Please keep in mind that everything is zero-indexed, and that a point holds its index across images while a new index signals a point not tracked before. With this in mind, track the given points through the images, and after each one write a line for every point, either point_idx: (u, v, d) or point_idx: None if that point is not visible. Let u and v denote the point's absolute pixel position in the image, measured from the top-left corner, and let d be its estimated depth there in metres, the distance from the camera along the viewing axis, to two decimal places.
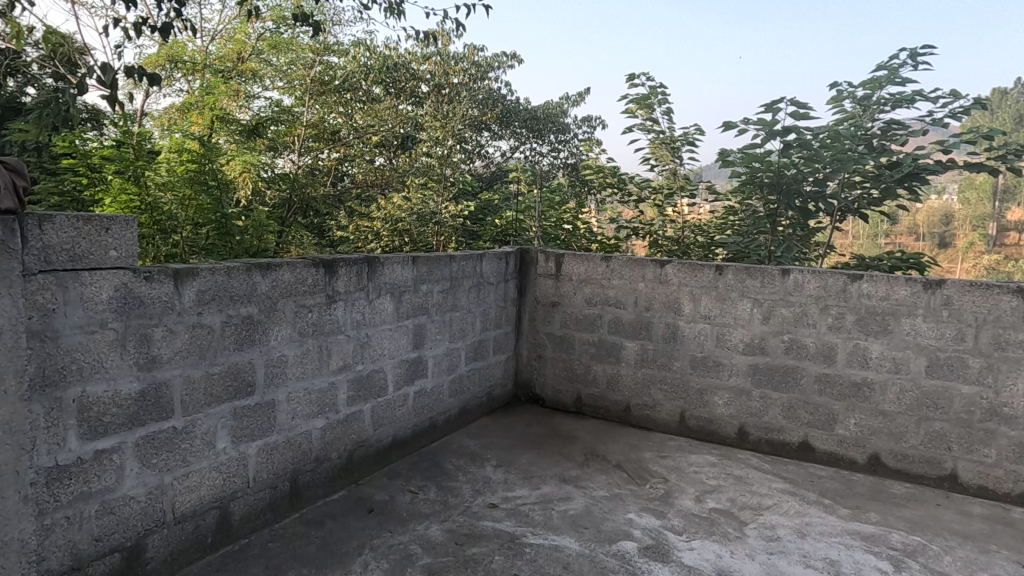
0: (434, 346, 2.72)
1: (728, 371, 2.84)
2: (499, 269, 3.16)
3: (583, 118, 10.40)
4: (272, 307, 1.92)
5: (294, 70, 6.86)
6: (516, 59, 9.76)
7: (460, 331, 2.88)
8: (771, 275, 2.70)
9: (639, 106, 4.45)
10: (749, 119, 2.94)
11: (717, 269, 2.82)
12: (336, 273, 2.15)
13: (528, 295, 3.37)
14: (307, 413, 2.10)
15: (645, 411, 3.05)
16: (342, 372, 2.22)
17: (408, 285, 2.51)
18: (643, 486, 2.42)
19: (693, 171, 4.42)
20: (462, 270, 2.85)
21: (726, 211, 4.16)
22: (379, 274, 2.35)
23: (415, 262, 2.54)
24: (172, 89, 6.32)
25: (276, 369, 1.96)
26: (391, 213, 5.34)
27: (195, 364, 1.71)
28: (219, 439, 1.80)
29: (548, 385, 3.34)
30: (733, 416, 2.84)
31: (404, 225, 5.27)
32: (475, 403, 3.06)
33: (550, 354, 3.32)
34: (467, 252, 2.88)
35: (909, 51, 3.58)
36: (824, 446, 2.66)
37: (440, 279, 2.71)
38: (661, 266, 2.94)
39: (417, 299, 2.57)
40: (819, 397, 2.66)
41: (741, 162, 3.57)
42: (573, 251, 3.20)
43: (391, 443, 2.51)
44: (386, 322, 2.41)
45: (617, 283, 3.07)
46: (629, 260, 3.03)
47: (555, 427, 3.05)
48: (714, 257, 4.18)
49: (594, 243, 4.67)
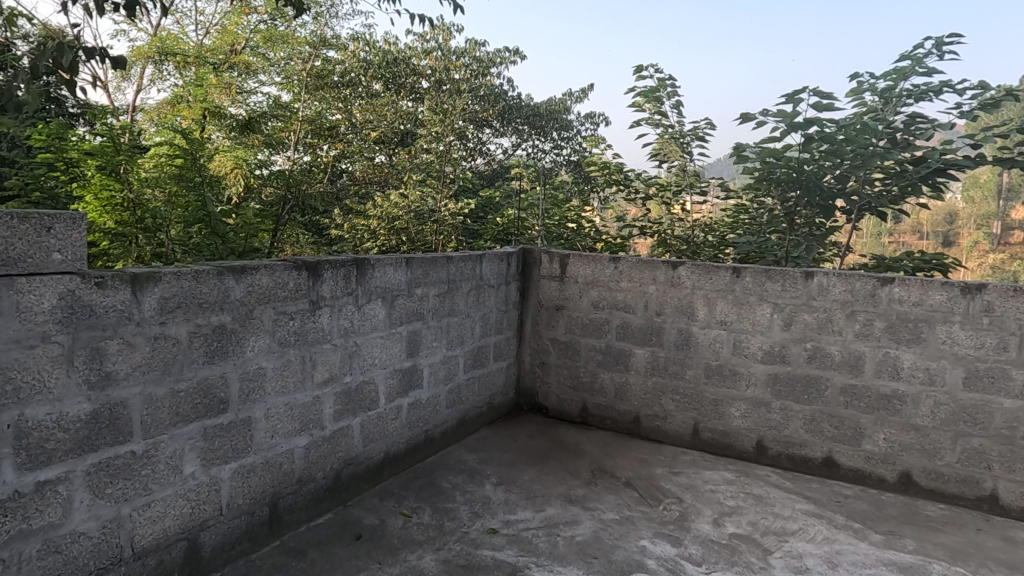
0: (430, 354, 2.53)
1: (745, 381, 2.65)
2: (500, 271, 2.97)
3: (586, 115, 10.21)
4: (248, 315, 1.74)
5: (292, 65, 6.71)
6: (518, 55, 9.59)
7: (458, 338, 2.69)
8: (793, 278, 2.51)
9: (647, 100, 4.26)
10: (769, 111, 2.74)
11: (735, 271, 2.63)
12: (320, 277, 1.96)
13: (531, 299, 3.18)
14: (289, 430, 1.91)
15: (655, 422, 2.86)
16: (328, 384, 2.03)
17: (401, 289, 2.32)
18: (656, 507, 2.23)
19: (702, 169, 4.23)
20: (460, 273, 2.66)
21: (737, 209, 4.01)
22: (369, 276, 2.16)
23: (410, 264, 2.35)
24: (164, 82, 6.15)
25: (253, 383, 1.78)
26: (387, 211, 5.17)
27: (158, 381, 1.52)
28: (186, 463, 1.61)
29: (552, 394, 3.16)
30: (751, 429, 2.65)
31: (403, 223, 5.09)
32: (474, 414, 2.87)
33: (554, 361, 3.13)
34: (466, 253, 2.69)
35: (934, 40, 3.38)
36: (850, 462, 2.47)
37: (437, 282, 2.52)
38: (674, 268, 2.75)
39: (412, 303, 2.38)
40: (845, 410, 2.47)
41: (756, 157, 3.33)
42: (579, 252, 3.01)
43: (383, 460, 2.32)
44: (377, 330, 2.23)
45: (626, 286, 2.87)
46: (639, 262, 2.83)
47: (559, 440, 2.86)
48: (723, 257, 4.00)
49: (599, 243, 4.45)
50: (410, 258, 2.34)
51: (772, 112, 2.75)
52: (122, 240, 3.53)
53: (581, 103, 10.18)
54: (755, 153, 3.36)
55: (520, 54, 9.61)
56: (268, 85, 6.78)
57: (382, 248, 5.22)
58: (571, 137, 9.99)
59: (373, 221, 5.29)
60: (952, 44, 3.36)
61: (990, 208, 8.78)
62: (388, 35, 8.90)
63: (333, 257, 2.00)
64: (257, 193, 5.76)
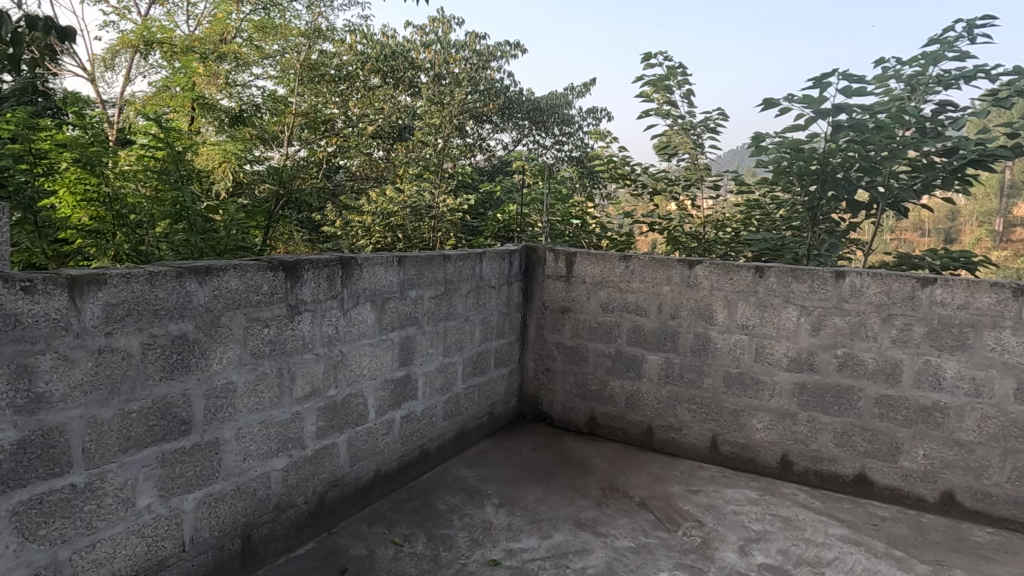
0: (425, 362, 2.31)
1: (769, 390, 2.43)
2: (502, 270, 2.76)
3: (588, 110, 9.97)
4: (214, 322, 1.52)
5: (286, 58, 6.53)
6: (519, 48, 9.38)
7: (456, 344, 2.47)
8: (823, 278, 2.29)
9: (656, 89, 4.04)
10: (795, 96, 2.51)
11: (758, 271, 2.41)
12: (300, 278, 1.74)
13: (534, 300, 2.96)
14: (265, 452, 1.69)
15: (669, 434, 2.65)
16: (309, 399, 1.82)
17: (393, 291, 2.10)
18: (674, 533, 2.01)
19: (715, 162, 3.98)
20: (459, 273, 2.44)
21: (749, 206, 3.78)
22: (356, 278, 1.94)
23: (402, 264, 2.13)
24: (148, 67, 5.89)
25: (220, 400, 1.56)
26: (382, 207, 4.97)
27: (104, 402, 1.30)
28: (140, 495, 1.39)
29: (558, 402, 2.94)
30: (775, 443, 2.44)
31: (398, 219, 4.89)
32: (473, 425, 2.66)
33: (559, 367, 2.91)
34: (464, 251, 2.47)
35: (966, 22, 3.16)
36: (886, 481, 2.25)
37: (433, 283, 2.30)
38: (690, 267, 2.53)
39: (405, 307, 2.17)
40: (880, 423, 2.25)
41: (776, 148, 3.08)
42: (586, 250, 2.79)
43: (373, 479, 2.11)
44: (366, 336, 2.01)
45: (638, 287, 2.65)
46: (652, 261, 2.61)
47: (566, 454, 2.64)
48: (737, 256, 3.73)
49: (605, 240, 4.26)
50: (403, 257, 2.13)
51: (798, 98, 2.53)
52: (97, 237, 3.30)
53: (583, 98, 9.96)
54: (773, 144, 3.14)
55: (521, 47, 9.37)
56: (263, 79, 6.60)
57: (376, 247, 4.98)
58: (573, 132, 9.72)
59: (367, 219, 5.06)
60: (985, 27, 3.13)
61: (994, 205, 8.56)
62: (386, 28, 8.68)
63: (315, 258, 1.78)
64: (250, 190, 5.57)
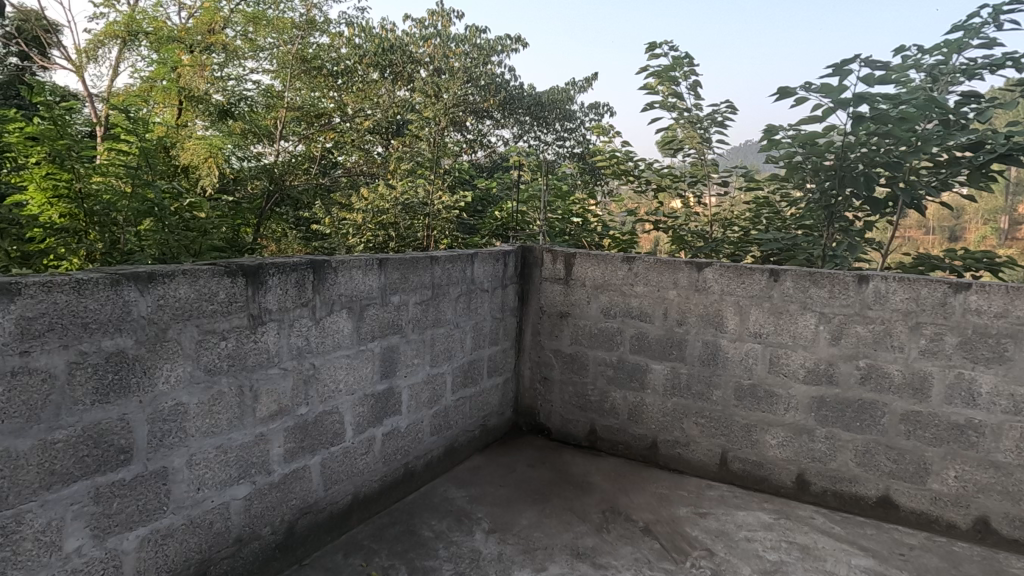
0: (410, 373, 2.12)
1: (784, 404, 2.24)
2: (496, 273, 2.57)
3: (589, 105, 9.78)
4: (159, 336, 1.33)
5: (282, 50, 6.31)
6: (520, 43, 9.24)
7: (445, 353, 2.29)
8: (844, 282, 2.10)
9: (661, 80, 3.84)
10: (812, 84, 2.31)
11: (773, 274, 2.21)
12: (263, 285, 1.55)
13: (531, 305, 2.77)
14: (223, 479, 1.51)
15: (675, 450, 2.46)
16: (276, 418, 1.63)
17: (373, 297, 1.91)
18: (682, 564, 1.82)
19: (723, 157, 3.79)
20: (447, 276, 2.25)
21: (759, 203, 3.56)
22: (330, 283, 1.75)
23: (383, 267, 1.94)
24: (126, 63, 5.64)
25: (168, 424, 1.37)
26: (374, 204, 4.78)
27: (19, 433, 1.11)
28: (68, 537, 1.20)
29: (555, 414, 2.75)
30: (790, 461, 2.25)
31: (389, 217, 4.69)
32: (464, 440, 2.47)
33: (557, 376, 2.72)
34: (453, 252, 2.28)
35: (992, 8, 2.96)
36: (912, 504, 2.06)
37: (419, 288, 2.11)
38: (698, 269, 2.34)
39: (387, 314, 1.98)
40: (906, 441, 2.06)
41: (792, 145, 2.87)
42: (586, 251, 2.60)
43: (351, 503, 1.93)
44: (342, 347, 1.82)
45: (643, 291, 2.46)
46: (658, 262, 2.42)
47: (564, 471, 2.45)
48: (744, 256, 3.52)
49: (607, 239, 4.04)
50: (385, 259, 1.94)
51: (815, 86, 2.32)
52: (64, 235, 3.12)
53: (584, 93, 9.78)
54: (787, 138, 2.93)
55: (522, 41, 9.17)
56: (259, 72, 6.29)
57: (368, 247, 4.78)
58: (574, 127, 9.68)
59: (358, 218, 4.87)
60: (1012, 12, 2.93)
61: None
62: (384, 22, 8.52)
63: (281, 262, 1.59)
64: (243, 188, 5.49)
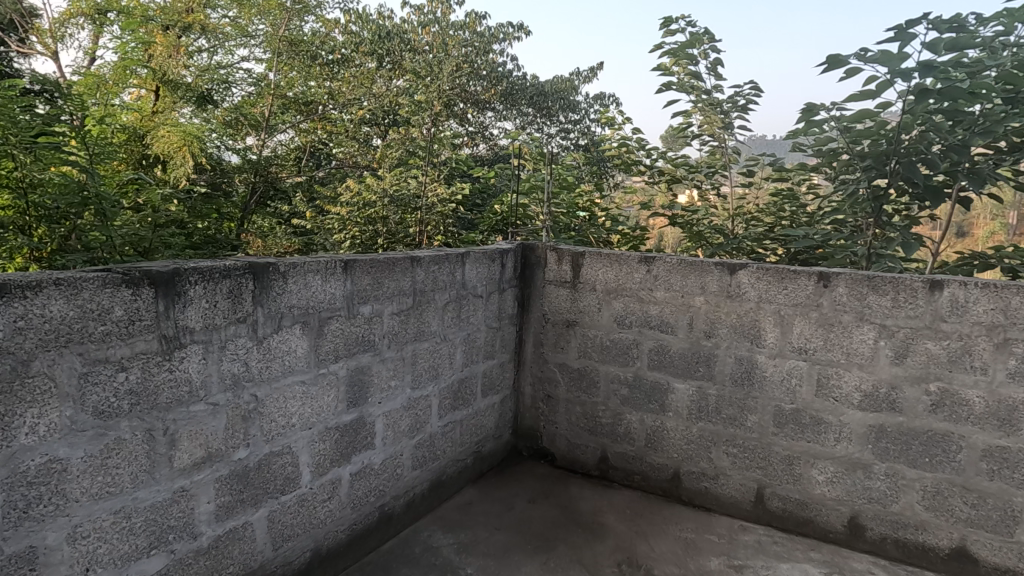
0: (386, 398, 1.76)
1: (834, 433, 1.88)
2: (491, 275, 2.20)
3: (594, 96, 9.42)
4: (19, 372, 0.96)
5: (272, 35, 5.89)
6: (523, 31, 8.90)
7: (430, 372, 1.92)
8: (912, 288, 1.72)
9: (676, 59, 3.47)
10: (868, 53, 1.93)
11: (822, 278, 1.84)
12: (180, 297, 1.18)
13: (533, 312, 2.41)
14: (127, 553, 1.15)
15: (701, 483, 2.10)
16: (203, 467, 1.27)
17: (336, 308, 1.54)
18: None
19: (747, 146, 3.40)
20: (432, 280, 1.89)
21: (784, 196, 3.16)
22: (276, 293, 1.38)
23: (351, 271, 1.57)
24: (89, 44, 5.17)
25: (38, 488, 1.00)
26: (363, 199, 4.43)
27: None
28: None
29: (561, 437, 2.39)
30: (841, 501, 1.89)
31: (377, 211, 4.31)
32: (454, 472, 2.11)
33: (562, 394, 2.36)
34: (439, 251, 1.91)
35: None
36: (994, 558, 1.69)
37: (395, 296, 1.74)
38: (730, 272, 1.97)
39: (354, 328, 1.61)
40: (988, 483, 1.68)
41: (845, 137, 2.48)
42: (597, 250, 2.23)
43: (311, 561, 1.57)
44: (296, 372, 1.46)
45: (664, 297, 2.10)
46: (681, 263, 2.05)
47: (570, 508, 2.09)
48: (767, 255, 3.13)
49: (615, 234, 3.71)
50: (352, 260, 1.57)
51: (872, 55, 1.95)
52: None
53: (589, 84, 9.42)
54: (830, 121, 2.52)
55: (525, 29, 8.81)
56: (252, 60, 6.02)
57: (353, 243, 4.41)
58: (579, 120, 9.32)
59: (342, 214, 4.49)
60: None
61: None
62: (381, 8, 8.16)
63: (205, 267, 1.22)
64: (229, 177, 5.21)
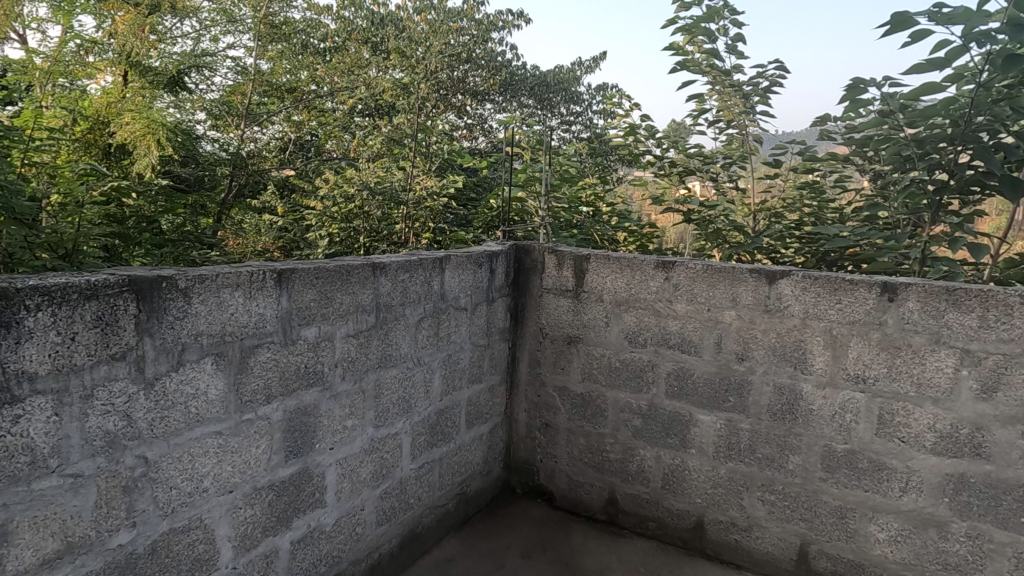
0: (341, 443, 1.40)
1: (900, 483, 1.51)
2: (477, 283, 1.83)
3: (597, 87, 9.05)
4: None
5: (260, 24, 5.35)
6: (524, 19, 8.53)
7: (399, 406, 1.56)
8: (1007, 305, 1.35)
9: (691, 36, 3.10)
10: (943, 10, 1.56)
11: (887, 290, 1.48)
12: (10, 329, 0.81)
13: (528, 325, 2.04)
14: None
15: (729, 535, 1.75)
16: (59, 564, 0.90)
17: (264, 334, 1.18)
18: None
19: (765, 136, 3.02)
20: (401, 292, 1.52)
21: (812, 189, 2.78)
22: (168, 318, 1.01)
23: (287, 284, 1.21)
24: None
25: None
26: (338, 193, 3.84)
27: None
28: None
29: (561, 474, 2.02)
30: (906, 566, 1.53)
31: (358, 206, 3.71)
32: (431, 521, 1.75)
33: (562, 423, 2.00)
34: (410, 256, 1.55)
35: None
36: None
37: (350, 314, 1.37)
38: (770, 283, 1.61)
39: (293, 359, 1.25)
40: None
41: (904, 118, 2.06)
42: (605, 253, 1.86)
43: None
44: (209, 420, 1.10)
45: (687, 311, 1.73)
46: (709, 271, 1.69)
47: (572, 564, 1.73)
48: (789, 257, 2.76)
49: (622, 232, 3.33)
50: (289, 270, 1.21)
51: (946, 13, 1.58)
52: None
53: (591, 74, 9.07)
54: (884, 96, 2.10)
55: (525, 17, 8.44)
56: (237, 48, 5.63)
57: (330, 243, 3.77)
58: (581, 111, 9.03)
59: (318, 209, 3.92)
60: None
61: None
62: None
63: (53, 286, 0.85)
64: (205, 169, 4.79)
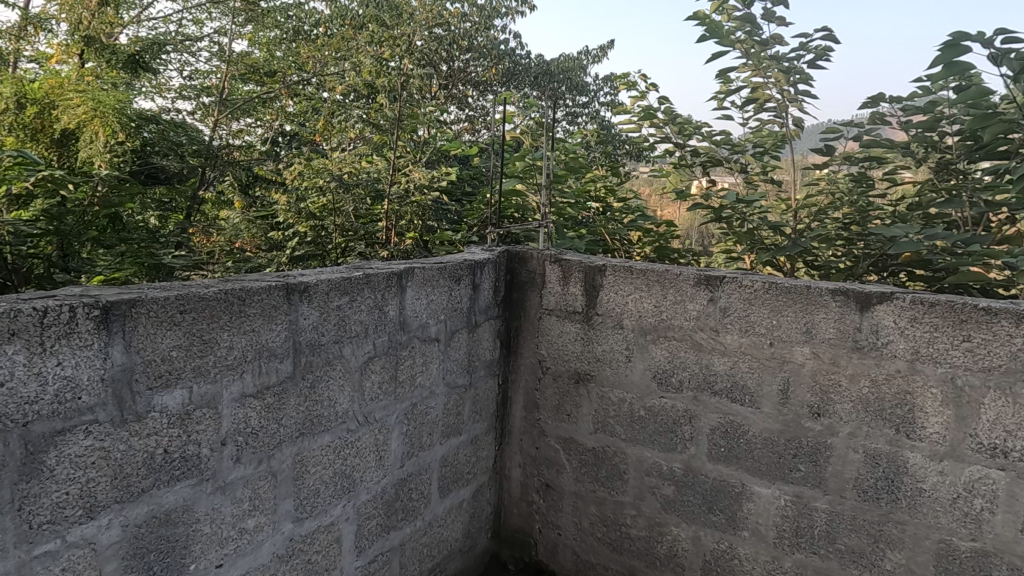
0: (235, 554, 0.93)
1: None
2: (455, 304, 1.36)
3: (606, 76, 8.55)
4: None
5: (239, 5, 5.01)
6: (528, 6, 8.02)
7: (336, 484, 1.10)
8: None
9: (720, 2, 2.61)
10: None
11: None
12: None
13: (523, 356, 1.57)
14: None
15: None
16: None
17: (70, 412, 0.70)
18: None
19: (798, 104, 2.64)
20: (337, 326, 1.06)
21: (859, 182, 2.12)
22: None
23: (122, 324, 0.74)
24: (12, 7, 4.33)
25: None
26: (309, 185, 3.33)
27: None
28: None
29: (566, 550, 1.56)
30: None
31: (330, 200, 3.23)
32: None
33: (567, 485, 1.53)
34: (346, 273, 1.08)
35: None
36: None
37: (238, 368, 0.90)
38: (862, 313, 1.15)
39: (140, 444, 0.78)
40: None
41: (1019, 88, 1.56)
42: (625, 263, 1.39)
43: None
44: None
45: (741, 345, 1.27)
46: (775, 292, 1.22)
47: None
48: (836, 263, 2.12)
49: (635, 231, 2.78)
50: (125, 302, 0.75)
51: None
52: None
53: (599, 63, 8.57)
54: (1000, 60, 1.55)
55: (530, 2, 7.93)
56: (219, 33, 5.19)
57: (302, 245, 3.30)
58: (588, 102, 8.52)
59: (283, 202, 3.42)
60: None
61: None
62: None
63: None
64: (186, 162, 4.41)
